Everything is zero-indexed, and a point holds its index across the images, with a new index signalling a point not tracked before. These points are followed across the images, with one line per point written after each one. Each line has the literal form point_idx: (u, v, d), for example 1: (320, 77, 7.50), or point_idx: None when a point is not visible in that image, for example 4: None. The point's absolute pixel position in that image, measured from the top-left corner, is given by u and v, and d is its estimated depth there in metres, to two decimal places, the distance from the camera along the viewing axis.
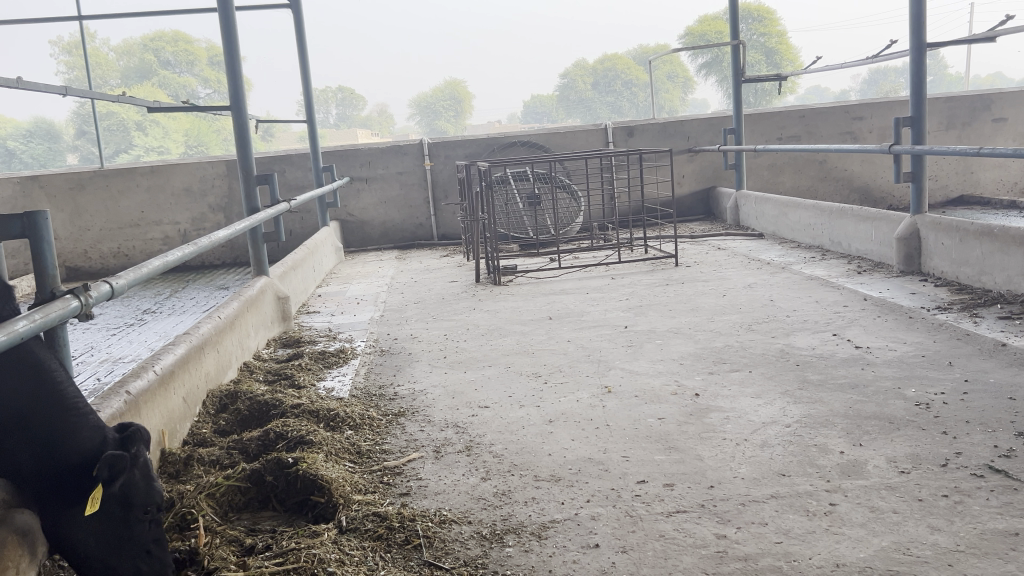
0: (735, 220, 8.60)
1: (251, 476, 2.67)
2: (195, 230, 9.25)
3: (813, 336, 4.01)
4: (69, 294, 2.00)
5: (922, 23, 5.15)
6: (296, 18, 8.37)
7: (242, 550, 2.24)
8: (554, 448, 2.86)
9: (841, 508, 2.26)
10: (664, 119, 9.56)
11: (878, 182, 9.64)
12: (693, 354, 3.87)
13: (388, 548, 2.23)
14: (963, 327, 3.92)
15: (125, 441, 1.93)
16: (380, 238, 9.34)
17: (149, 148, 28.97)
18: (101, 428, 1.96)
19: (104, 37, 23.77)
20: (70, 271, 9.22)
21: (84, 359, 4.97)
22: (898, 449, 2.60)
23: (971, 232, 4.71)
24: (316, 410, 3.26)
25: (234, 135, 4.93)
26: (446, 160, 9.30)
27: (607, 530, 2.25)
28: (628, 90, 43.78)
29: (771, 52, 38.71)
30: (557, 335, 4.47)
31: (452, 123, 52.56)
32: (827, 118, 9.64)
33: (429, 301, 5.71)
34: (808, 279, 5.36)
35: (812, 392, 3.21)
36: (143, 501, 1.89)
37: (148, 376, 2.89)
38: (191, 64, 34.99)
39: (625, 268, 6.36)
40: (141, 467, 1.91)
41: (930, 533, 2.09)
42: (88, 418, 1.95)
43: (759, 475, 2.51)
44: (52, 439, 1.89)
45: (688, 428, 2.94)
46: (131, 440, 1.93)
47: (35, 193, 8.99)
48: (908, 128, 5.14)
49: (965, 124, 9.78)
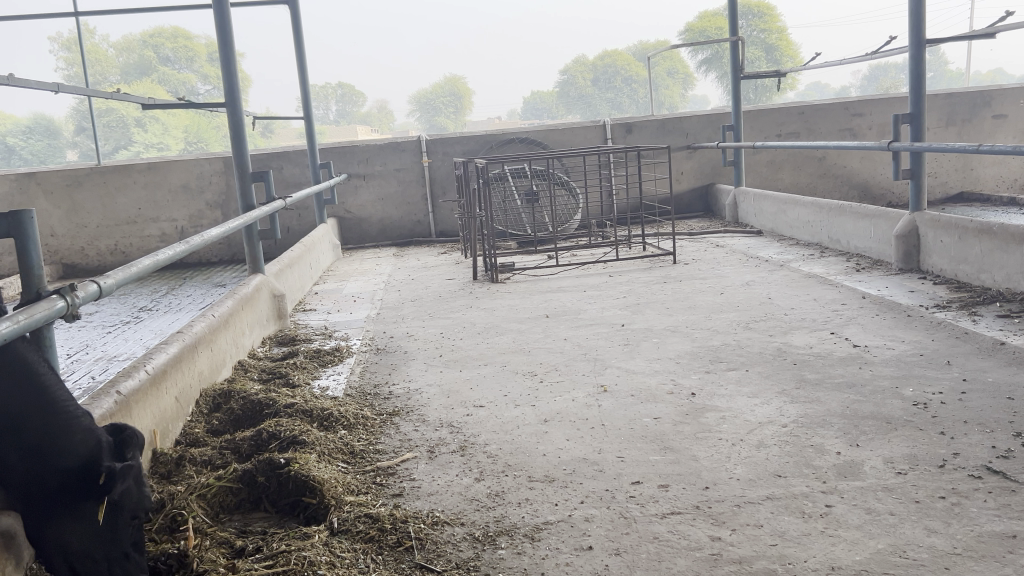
0: (734, 217, 8.57)
1: (243, 476, 2.65)
2: (192, 227, 9.23)
3: (810, 334, 3.99)
4: (55, 295, 1.97)
5: (921, 19, 5.12)
6: (293, 14, 8.34)
7: (232, 552, 2.22)
8: (549, 448, 2.84)
9: (837, 510, 2.24)
10: (663, 116, 9.53)
11: (877, 179, 9.61)
12: (689, 352, 3.86)
13: (380, 550, 2.21)
14: (961, 325, 3.90)
15: (123, 447, 1.77)
16: (378, 235, 9.32)
17: (149, 144, 28.94)
18: (93, 428, 1.74)
19: (104, 34, 23.76)
20: (67, 268, 9.20)
21: (79, 357, 4.95)
22: (895, 450, 2.58)
23: (971, 230, 4.68)
24: (310, 410, 3.23)
25: (229, 132, 4.90)
26: (444, 157, 9.27)
27: (601, 532, 2.23)
28: (628, 87, 43.71)
29: (771, 48, 38.63)
30: (554, 333, 4.45)
31: (452, 119, 52.51)
32: (826, 114, 9.61)
33: (426, 299, 5.69)
34: (807, 277, 5.34)
35: (809, 391, 3.19)
36: (135, 506, 1.77)
37: (139, 375, 2.87)
38: (191, 60, 34.94)
39: (623, 266, 6.34)
40: (138, 475, 1.77)
41: (927, 536, 2.07)
42: (79, 418, 1.73)
43: (754, 476, 2.49)
44: (40, 444, 1.67)
45: (684, 427, 2.92)
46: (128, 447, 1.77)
47: (31, 189, 8.97)
48: (907, 125, 5.11)
49: (965, 120, 9.75)
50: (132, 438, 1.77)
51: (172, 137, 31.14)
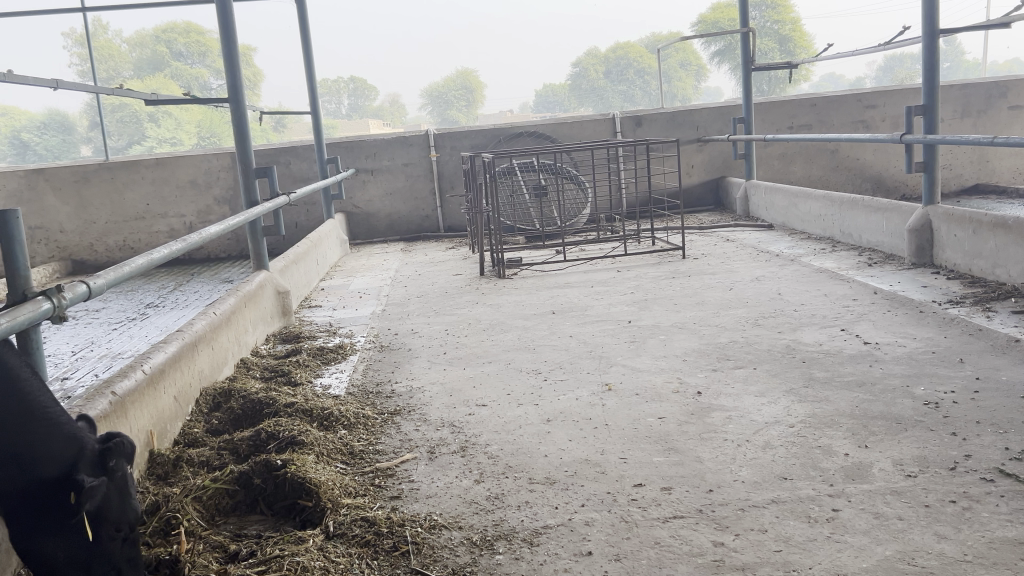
0: (745, 211, 8.48)
1: (239, 478, 2.61)
2: (200, 222, 9.21)
3: (820, 331, 3.92)
4: (41, 296, 1.94)
5: (935, 9, 5.02)
6: (300, 8, 8.29)
7: (225, 557, 2.18)
8: (551, 449, 2.79)
9: (844, 514, 2.18)
10: (673, 109, 9.44)
11: (890, 172, 9.49)
12: (696, 349, 3.79)
13: (375, 555, 2.17)
14: (975, 321, 3.82)
15: (106, 454, 1.70)
16: (386, 230, 9.28)
17: (162, 139, 29.03)
18: (79, 437, 1.72)
19: (117, 30, 23.83)
20: (77, 265, 9.21)
21: (83, 354, 4.93)
22: (905, 451, 2.51)
23: (985, 224, 4.59)
24: (310, 409, 3.19)
25: (232, 129, 4.87)
26: (452, 151, 9.21)
27: (601, 537, 2.17)
28: (641, 79, 43.51)
29: (784, 39, 38.33)
30: (559, 330, 4.39)
31: (463, 113, 52.57)
32: (839, 106, 9.50)
33: (432, 295, 5.64)
34: (817, 271, 5.26)
35: (817, 390, 3.12)
36: (119, 519, 1.68)
37: (135, 376, 2.83)
38: (203, 55, 35.00)
39: (631, 261, 6.27)
40: (121, 485, 1.70)
41: (936, 542, 2.00)
42: (64, 426, 1.73)
43: (760, 478, 2.43)
44: (19, 449, 1.67)
45: (689, 428, 2.86)
46: (116, 452, 1.70)
47: (40, 185, 8.98)
48: (920, 117, 5.02)
49: (980, 111, 9.61)
50: (117, 444, 1.72)
51: (185, 132, 31.25)
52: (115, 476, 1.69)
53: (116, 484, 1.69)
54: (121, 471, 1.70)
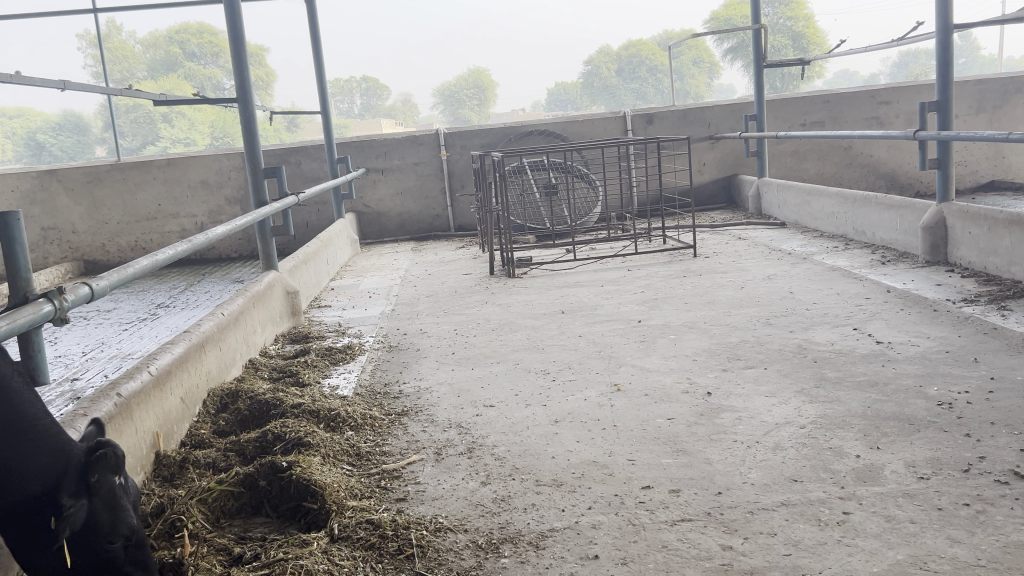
0: (757, 209, 8.42)
1: (244, 480, 2.60)
2: (211, 223, 9.23)
3: (832, 330, 3.87)
4: (42, 298, 1.93)
5: (948, 3, 4.96)
6: (309, 8, 8.29)
7: (228, 561, 2.17)
8: (558, 450, 2.76)
9: (855, 517, 2.14)
10: (684, 106, 9.38)
11: (905, 168, 9.40)
12: (707, 349, 3.76)
13: (380, 558, 2.15)
14: (990, 320, 3.76)
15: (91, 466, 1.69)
16: (396, 230, 9.28)
17: (175, 139, 29.19)
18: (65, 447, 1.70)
19: (131, 31, 23.94)
20: (89, 265, 9.25)
21: (93, 355, 4.94)
22: (918, 453, 2.47)
23: (1000, 221, 4.53)
24: (317, 410, 3.18)
25: (240, 129, 4.87)
26: (462, 150, 9.19)
27: (608, 540, 2.15)
28: (653, 77, 43.38)
29: (798, 35, 38.09)
30: (569, 330, 4.36)
31: (476, 111, 52.56)
32: (852, 103, 9.42)
33: (442, 295, 5.62)
34: (830, 270, 5.21)
35: (829, 390, 3.08)
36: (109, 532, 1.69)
37: (141, 377, 2.83)
38: (215, 56, 35.13)
39: (642, 260, 6.24)
40: (109, 499, 1.70)
41: (949, 546, 1.97)
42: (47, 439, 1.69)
43: (769, 481, 2.39)
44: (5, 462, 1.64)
45: (698, 429, 2.83)
46: (100, 465, 1.69)
47: (52, 186, 9.03)
48: (933, 113, 4.96)
49: (996, 107, 9.51)
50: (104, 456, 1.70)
51: (199, 131, 31.40)
52: (101, 490, 1.69)
53: (103, 497, 1.69)
54: (109, 485, 1.70)
